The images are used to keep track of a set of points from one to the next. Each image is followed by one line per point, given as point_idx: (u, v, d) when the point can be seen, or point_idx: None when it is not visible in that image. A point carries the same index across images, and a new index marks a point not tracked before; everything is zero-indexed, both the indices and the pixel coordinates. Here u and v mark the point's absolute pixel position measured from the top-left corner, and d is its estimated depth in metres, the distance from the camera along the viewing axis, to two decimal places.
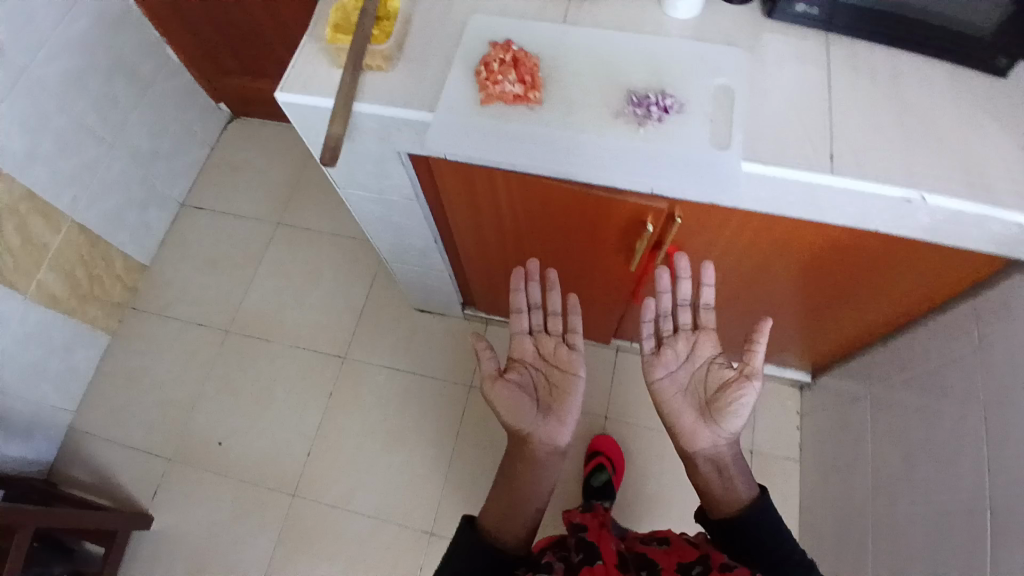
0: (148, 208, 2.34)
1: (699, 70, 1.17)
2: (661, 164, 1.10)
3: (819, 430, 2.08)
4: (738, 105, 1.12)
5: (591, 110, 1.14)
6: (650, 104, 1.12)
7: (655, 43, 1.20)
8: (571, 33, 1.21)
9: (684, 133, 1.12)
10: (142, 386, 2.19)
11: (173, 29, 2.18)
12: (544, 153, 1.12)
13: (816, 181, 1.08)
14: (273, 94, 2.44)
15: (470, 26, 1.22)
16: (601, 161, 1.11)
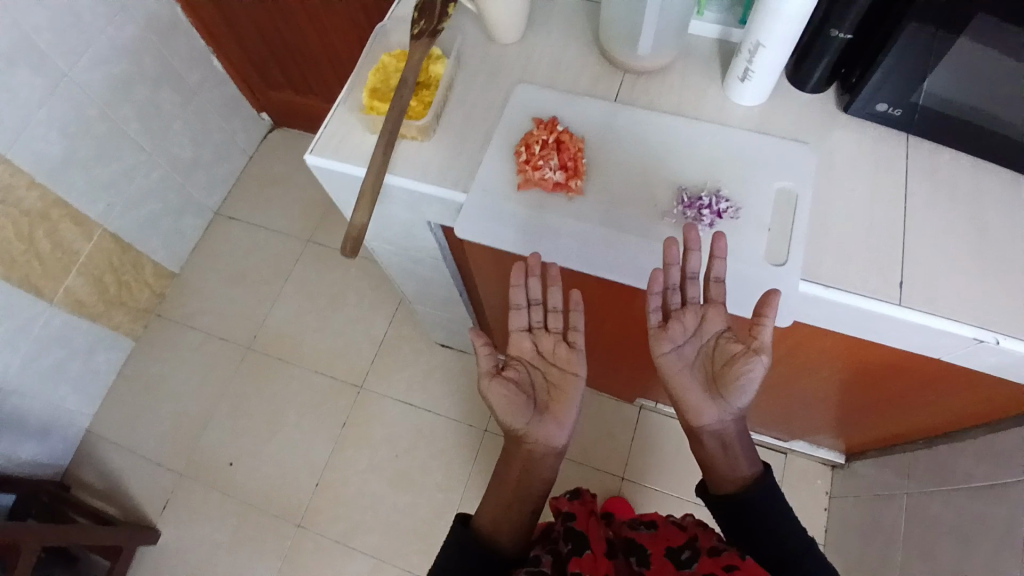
0: (182, 215, 2.33)
1: (759, 167, 1.06)
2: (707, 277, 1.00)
3: (848, 520, 1.95)
4: (799, 215, 1.01)
5: (636, 207, 1.05)
6: (701, 207, 1.02)
7: (712, 132, 1.09)
8: (621, 114, 1.12)
9: (736, 241, 1.02)
10: (160, 395, 2.20)
11: (220, 39, 2.15)
12: (581, 251, 1.03)
13: (878, 312, 0.98)
14: (315, 109, 2.40)
15: (513, 99, 1.14)
16: (642, 266, 1.01)
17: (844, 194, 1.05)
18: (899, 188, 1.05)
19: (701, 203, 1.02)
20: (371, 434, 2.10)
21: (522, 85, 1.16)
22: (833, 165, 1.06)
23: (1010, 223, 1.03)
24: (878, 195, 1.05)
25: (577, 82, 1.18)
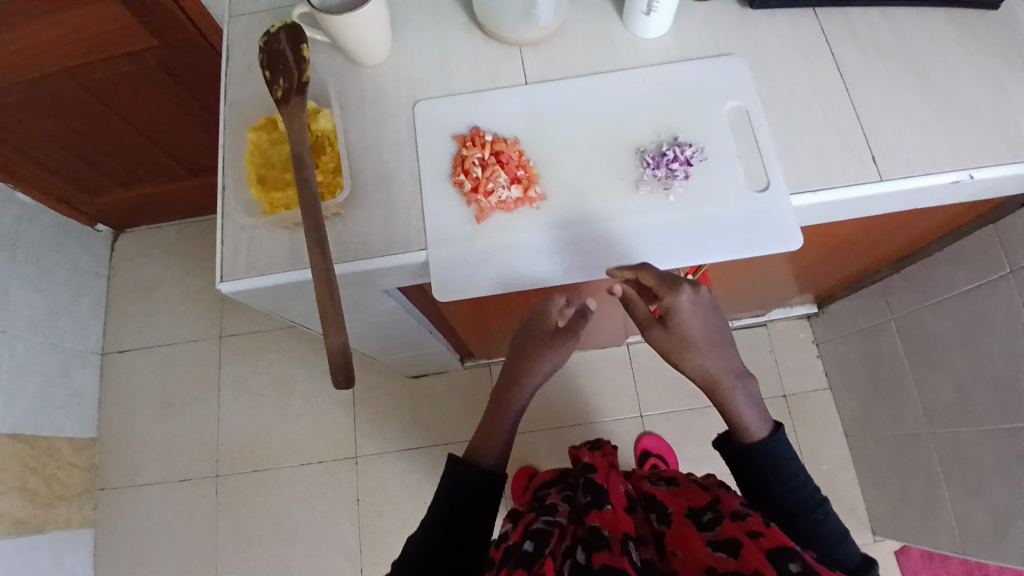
0: (70, 374, 1.99)
1: (700, 99, 1.02)
2: (704, 229, 0.95)
3: (841, 358, 2.05)
4: (758, 132, 0.99)
5: (605, 187, 0.97)
6: (669, 161, 0.96)
7: (639, 81, 1.03)
8: (541, 98, 1.03)
9: (714, 182, 0.97)
10: (148, 569, 1.93)
11: (17, 169, 1.78)
12: (575, 256, 0.94)
13: (864, 194, 0.96)
14: (160, 195, 2.09)
15: (425, 126, 1.02)
16: (640, 245, 0.95)
17: (786, 92, 1.02)
18: (829, 65, 1.04)
19: (668, 157, 0.96)
20: (390, 496, 1.96)
21: (422, 104, 1.03)
22: (763, 69, 1.04)
23: (934, 56, 1.04)
24: (816, 81, 1.03)
25: (477, 81, 1.06)
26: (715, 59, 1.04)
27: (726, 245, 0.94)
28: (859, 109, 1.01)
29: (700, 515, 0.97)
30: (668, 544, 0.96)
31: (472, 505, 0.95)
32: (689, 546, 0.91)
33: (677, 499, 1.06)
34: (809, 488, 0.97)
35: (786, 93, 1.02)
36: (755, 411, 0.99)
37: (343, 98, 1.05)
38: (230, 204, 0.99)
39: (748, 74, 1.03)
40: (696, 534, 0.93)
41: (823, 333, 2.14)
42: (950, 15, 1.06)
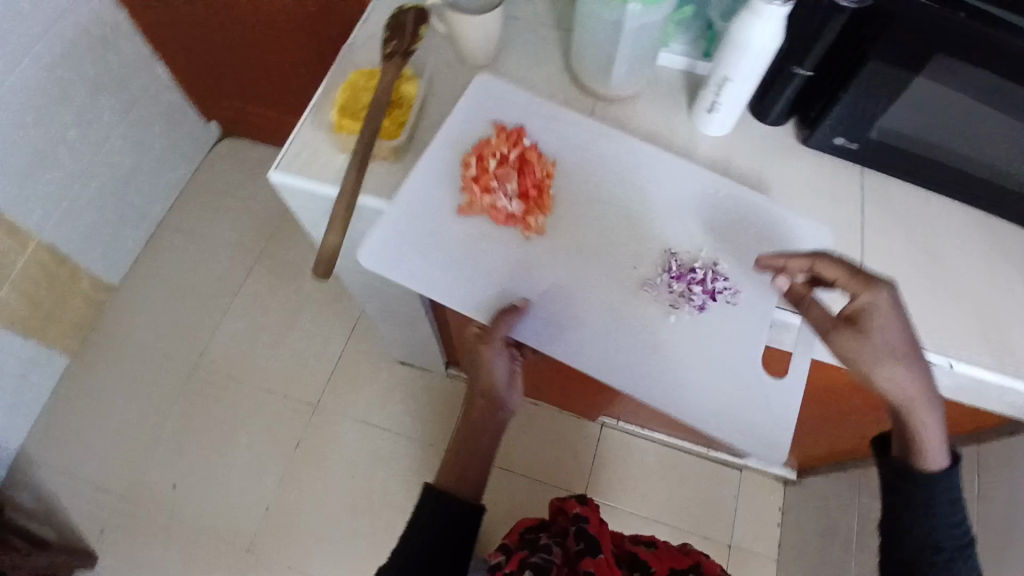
0: (124, 226, 2.23)
1: (727, 231, 1.11)
2: (699, 365, 1.05)
3: (800, 531, 1.98)
4: (761, 278, 1.08)
5: (614, 293, 1.07)
6: (694, 283, 1.07)
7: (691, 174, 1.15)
8: (581, 163, 1.15)
9: (723, 298, 1.07)
10: (98, 415, 2.09)
11: (169, 47, 2.09)
12: (592, 351, 1.04)
13: None
14: (269, 118, 2.35)
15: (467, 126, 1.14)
16: (645, 357, 1.04)
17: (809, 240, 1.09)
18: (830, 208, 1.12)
19: (687, 276, 1.06)
20: (324, 454, 2.03)
21: (477, 85, 1.17)
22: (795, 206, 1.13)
23: (938, 224, 1.12)
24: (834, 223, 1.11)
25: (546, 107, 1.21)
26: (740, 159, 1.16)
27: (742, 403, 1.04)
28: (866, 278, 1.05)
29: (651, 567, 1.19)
30: None
31: (467, 540, 1.02)
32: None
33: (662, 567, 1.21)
34: (963, 529, 1.00)
35: (804, 240, 1.09)
36: (944, 442, 0.96)
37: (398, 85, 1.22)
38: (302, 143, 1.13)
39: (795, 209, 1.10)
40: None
41: (793, 500, 2.07)
42: (966, 203, 1.13)
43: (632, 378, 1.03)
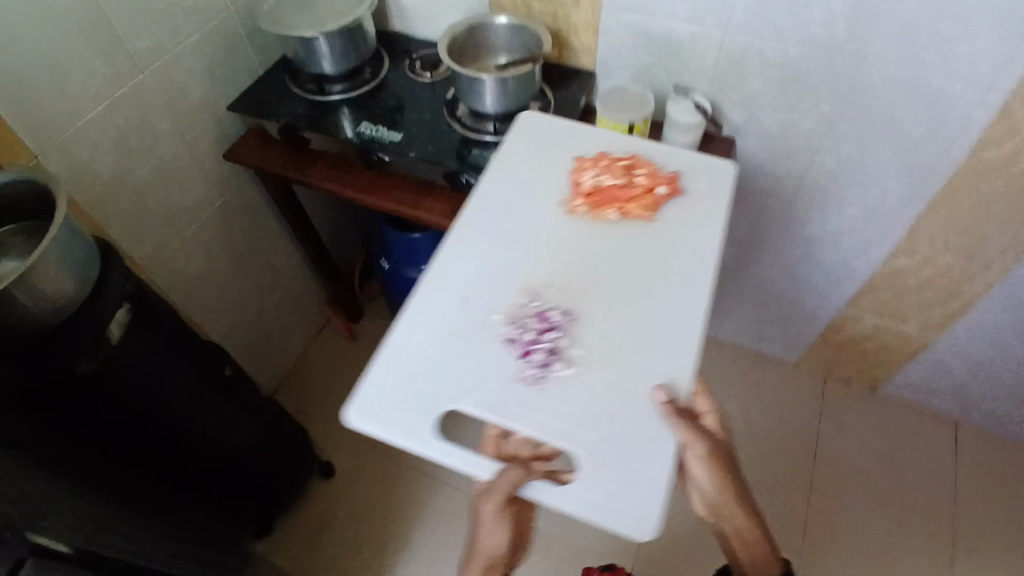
0: None
1: (631, 236, 0.76)
2: (440, 392, 0.66)
3: None
4: (644, 358, 0.67)
5: (487, 299, 0.72)
6: (536, 335, 0.69)
7: (579, 136, 0.85)
8: (562, 140, 0.85)
9: (612, 397, 0.65)
10: None
11: None
12: (399, 398, 0.66)
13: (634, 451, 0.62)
14: None
15: (517, 130, 0.86)
16: (434, 383, 0.67)
17: (683, 331, 0.69)
18: (701, 238, 0.75)
19: (551, 329, 0.70)
20: None
21: (522, 116, 0.87)
22: (683, 166, 0.81)
23: None
24: None
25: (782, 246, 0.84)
26: (653, 155, 0.83)
27: (603, 476, 0.61)
28: (690, 229, 0.76)
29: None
30: None
31: None
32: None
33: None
34: None
35: (630, 238, 0.76)
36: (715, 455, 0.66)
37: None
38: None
39: (708, 163, 0.81)
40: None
41: None
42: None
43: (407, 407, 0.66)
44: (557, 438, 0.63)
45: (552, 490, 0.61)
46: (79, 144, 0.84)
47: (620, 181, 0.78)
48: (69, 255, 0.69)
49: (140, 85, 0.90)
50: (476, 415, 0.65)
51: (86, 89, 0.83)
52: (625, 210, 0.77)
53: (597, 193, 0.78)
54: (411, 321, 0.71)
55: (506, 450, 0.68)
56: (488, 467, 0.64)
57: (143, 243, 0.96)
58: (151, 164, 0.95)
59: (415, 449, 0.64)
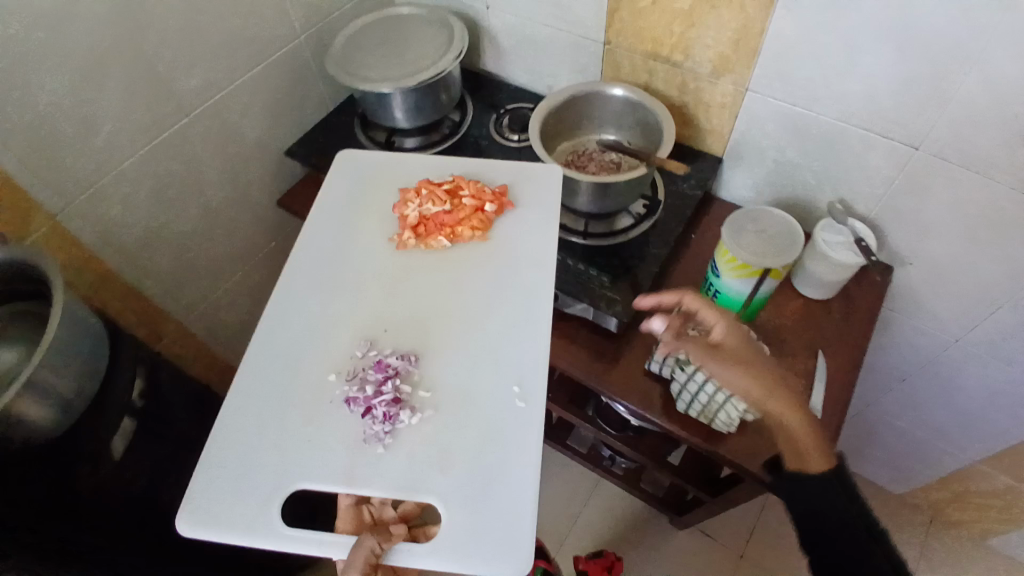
0: None
1: (463, 263, 0.72)
2: (258, 471, 0.60)
3: None
4: (480, 394, 0.64)
5: (312, 359, 0.66)
6: (361, 381, 0.64)
7: (393, 172, 0.79)
8: (380, 175, 0.79)
9: (446, 439, 0.61)
10: None
11: None
12: (234, 482, 0.59)
13: (494, 472, 0.60)
14: None
15: (336, 173, 0.79)
16: (244, 464, 0.60)
17: (530, 352, 0.66)
18: (537, 253, 0.72)
19: (390, 376, 0.64)
20: None
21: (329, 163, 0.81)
22: (511, 180, 0.76)
23: None
24: None
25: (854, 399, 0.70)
26: (487, 173, 0.77)
27: (468, 520, 0.58)
28: (530, 240, 0.73)
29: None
30: None
31: None
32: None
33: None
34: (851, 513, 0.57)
35: (466, 274, 0.71)
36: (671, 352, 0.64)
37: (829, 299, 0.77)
38: (575, 376, 0.75)
39: (544, 169, 0.76)
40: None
41: None
42: None
43: (230, 490, 0.59)
44: (411, 493, 0.58)
45: (417, 552, 0.57)
46: (111, 197, 0.73)
47: (446, 207, 0.72)
48: (71, 347, 0.64)
49: (187, 128, 0.78)
50: (325, 488, 0.59)
51: (122, 135, 0.72)
52: (455, 236, 0.73)
53: (425, 223, 0.73)
54: (230, 411, 0.63)
55: (364, 516, 0.65)
56: (343, 544, 0.58)
57: (178, 296, 0.86)
58: (197, 215, 0.83)
59: (268, 545, 0.57)
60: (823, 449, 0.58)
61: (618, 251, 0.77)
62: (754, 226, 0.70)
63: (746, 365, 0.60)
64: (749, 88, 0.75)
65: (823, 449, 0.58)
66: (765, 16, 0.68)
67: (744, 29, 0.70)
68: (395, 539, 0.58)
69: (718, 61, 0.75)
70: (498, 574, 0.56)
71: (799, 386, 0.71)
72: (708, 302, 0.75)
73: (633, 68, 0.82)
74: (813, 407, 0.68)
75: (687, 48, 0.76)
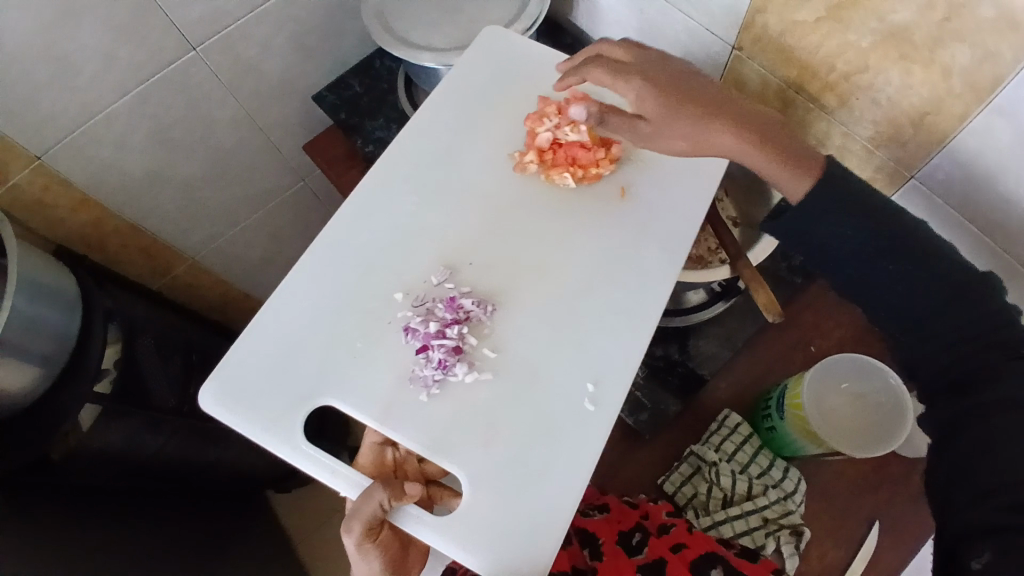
0: None
1: (575, 207, 0.53)
2: (288, 371, 0.47)
3: None
4: (549, 376, 0.47)
5: (372, 276, 0.50)
6: (436, 311, 0.48)
7: (525, 75, 0.58)
8: (518, 68, 0.58)
9: (509, 419, 0.46)
10: None
11: None
12: (266, 378, 0.47)
13: (543, 473, 0.45)
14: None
15: (471, 59, 0.58)
16: (279, 372, 0.47)
17: (619, 347, 0.48)
18: (661, 233, 0.52)
19: (458, 321, 0.48)
20: None
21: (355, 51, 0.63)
22: None
23: None
24: None
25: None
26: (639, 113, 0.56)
27: (486, 508, 0.44)
28: (669, 208, 0.53)
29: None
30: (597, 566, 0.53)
31: None
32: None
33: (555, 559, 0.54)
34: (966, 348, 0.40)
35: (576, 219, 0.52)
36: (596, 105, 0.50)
37: (918, 459, 0.58)
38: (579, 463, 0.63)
39: None
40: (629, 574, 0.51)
41: None
42: None
43: (256, 389, 0.47)
44: (434, 455, 0.45)
45: (425, 522, 0.43)
46: (101, 140, 0.63)
47: (586, 139, 0.52)
48: (39, 319, 0.56)
49: (194, 64, 0.64)
50: (355, 415, 0.46)
51: (111, 74, 0.59)
52: (584, 176, 0.53)
53: (556, 148, 0.53)
54: (284, 294, 0.49)
55: (386, 459, 0.48)
56: (355, 484, 0.44)
57: (189, 233, 0.79)
58: (207, 152, 0.73)
59: (280, 453, 0.46)
60: (815, 169, 0.44)
61: (665, 335, 0.62)
62: (847, 389, 0.55)
63: (678, 97, 0.46)
64: (913, 174, 0.52)
65: (815, 164, 0.44)
66: (976, 100, 0.44)
67: (937, 103, 0.46)
68: (406, 500, 0.43)
69: (885, 127, 0.51)
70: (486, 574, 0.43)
71: (833, 562, 0.57)
72: (757, 424, 0.61)
73: (762, 91, 0.59)
74: None
75: (845, 95, 0.52)
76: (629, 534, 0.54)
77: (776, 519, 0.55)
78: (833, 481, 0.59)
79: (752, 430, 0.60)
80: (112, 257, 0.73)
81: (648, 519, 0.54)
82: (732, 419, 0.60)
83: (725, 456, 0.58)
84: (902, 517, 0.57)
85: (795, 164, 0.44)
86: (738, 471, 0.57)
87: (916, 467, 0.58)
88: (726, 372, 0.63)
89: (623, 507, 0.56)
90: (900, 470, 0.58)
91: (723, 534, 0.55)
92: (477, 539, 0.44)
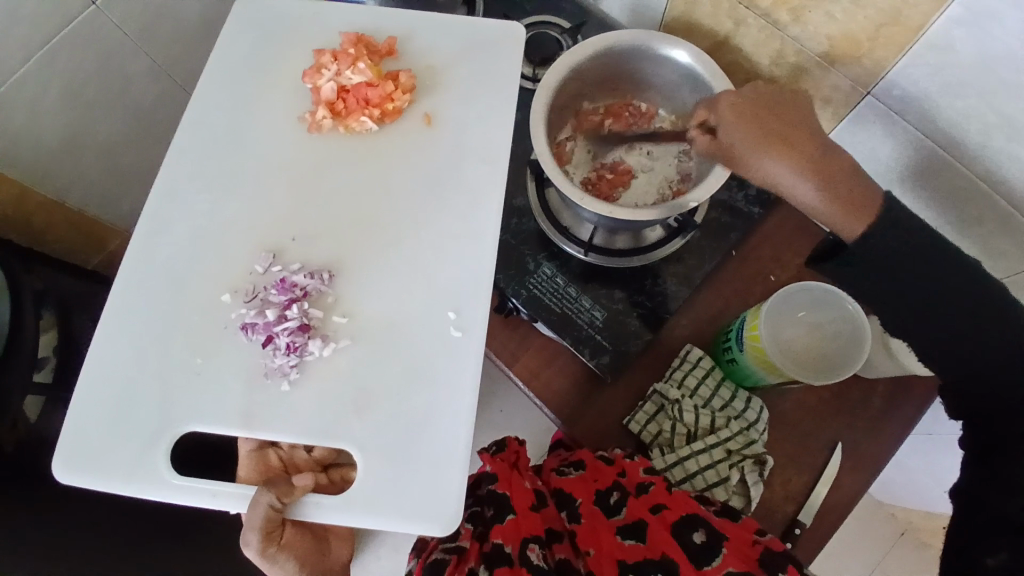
0: None
1: (397, 153, 0.52)
2: (128, 426, 0.45)
3: None
4: (407, 329, 0.48)
5: (198, 276, 0.49)
6: (276, 299, 0.47)
7: (291, 26, 0.55)
8: (275, 24, 0.55)
9: (371, 376, 0.47)
10: None
11: None
12: (105, 448, 0.45)
13: (421, 420, 0.46)
14: None
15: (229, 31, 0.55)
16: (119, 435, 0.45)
17: (471, 278, 0.49)
18: (474, 154, 0.52)
19: (297, 300, 0.47)
20: None
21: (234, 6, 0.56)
22: (440, 60, 0.55)
23: None
24: None
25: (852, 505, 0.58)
26: (418, 37, 0.55)
27: (383, 470, 0.45)
28: (487, 133, 0.53)
29: (692, 540, 0.47)
30: (576, 530, 0.52)
31: None
32: (605, 546, 0.49)
33: (530, 526, 0.51)
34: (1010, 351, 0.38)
35: (398, 164, 0.52)
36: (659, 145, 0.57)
37: (876, 382, 0.59)
38: (544, 409, 0.62)
39: (458, 33, 0.56)
40: (609, 538, 0.50)
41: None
42: None
43: (104, 455, 0.45)
44: (321, 438, 0.45)
45: (325, 505, 0.44)
46: (7, 114, 0.57)
47: (369, 77, 0.51)
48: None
49: (97, 16, 0.58)
50: (218, 432, 0.45)
51: (7, 43, 0.53)
52: (383, 114, 0.52)
53: (344, 95, 0.52)
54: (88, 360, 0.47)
55: (269, 461, 0.47)
56: (240, 496, 0.43)
57: (121, 203, 0.74)
58: (125, 116, 0.68)
59: (157, 496, 0.44)
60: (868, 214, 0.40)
61: (623, 275, 0.60)
62: (804, 318, 0.55)
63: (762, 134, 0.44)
64: (869, 91, 0.50)
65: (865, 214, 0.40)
66: (933, 9, 0.41)
67: (893, 14, 0.43)
68: (298, 494, 0.44)
69: (840, 43, 0.48)
70: (417, 532, 0.44)
71: (797, 487, 0.58)
72: (718, 356, 0.60)
73: (713, 10, 0.55)
74: (801, 517, 0.57)
75: (798, 10, 0.49)
76: (605, 493, 0.53)
77: (739, 450, 0.56)
78: (796, 407, 0.59)
79: (714, 363, 0.59)
80: (38, 235, 0.69)
81: (625, 477, 0.54)
82: (694, 353, 0.59)
83: (688, 391, 0.58)
84: (863, 437, 0.59)
85: (850, 202, 0.40)
86: (700, 406, 0.58)
87: (875, 389, 0.59)
88: (686, 309, 0.62)
89: (599, 464, 0.56)
90: (858, 393, 0.59)
91: (688, 470, 0.56)
92: (389, 501, 0.45)
